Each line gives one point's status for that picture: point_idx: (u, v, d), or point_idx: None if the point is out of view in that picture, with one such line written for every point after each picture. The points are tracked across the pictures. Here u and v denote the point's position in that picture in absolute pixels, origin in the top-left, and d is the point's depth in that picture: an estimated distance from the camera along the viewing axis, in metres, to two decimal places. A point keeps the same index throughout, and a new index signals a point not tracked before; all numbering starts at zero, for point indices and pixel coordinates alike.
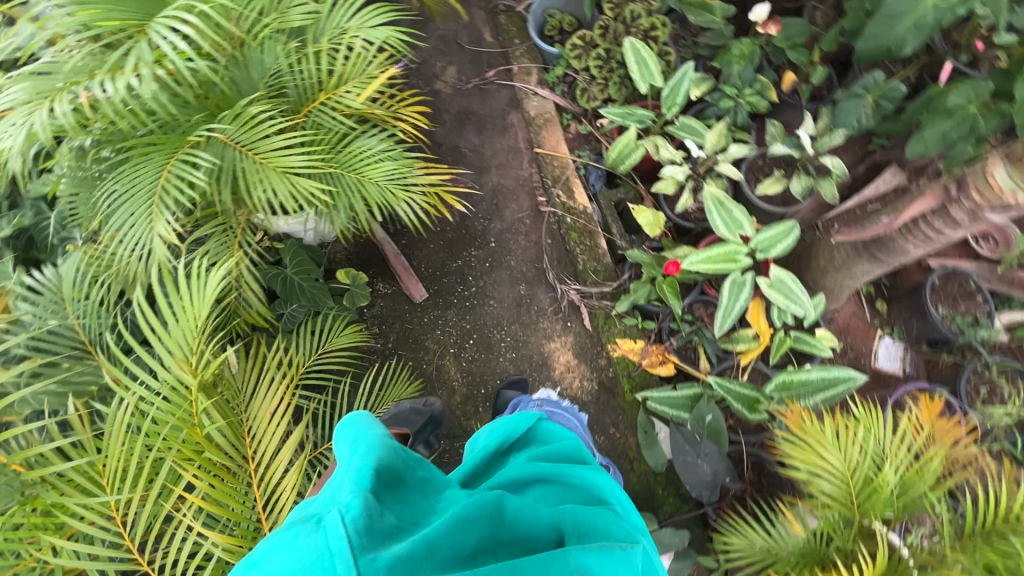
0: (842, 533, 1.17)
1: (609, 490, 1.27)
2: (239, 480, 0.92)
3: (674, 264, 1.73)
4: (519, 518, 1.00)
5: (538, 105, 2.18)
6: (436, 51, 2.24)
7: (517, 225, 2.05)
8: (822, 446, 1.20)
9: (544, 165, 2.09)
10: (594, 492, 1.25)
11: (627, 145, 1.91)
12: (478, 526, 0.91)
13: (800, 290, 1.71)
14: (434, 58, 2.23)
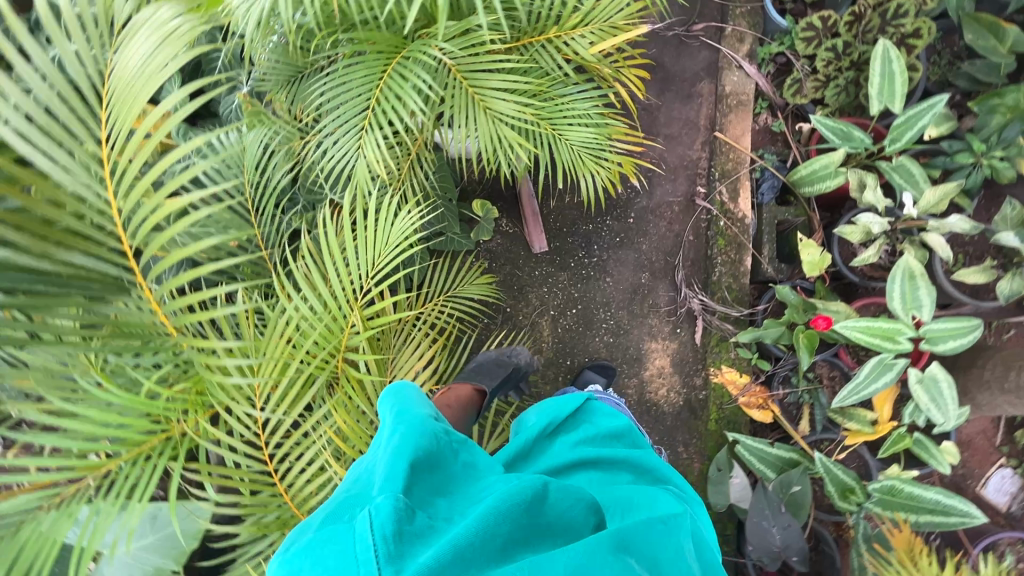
0: None
1: (665, 470, 1.07)
2: (368, 420, 1.02)
3: (823, 320, 1.56)
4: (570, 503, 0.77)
5: (738, 77, 1.90)
6: None
7: (663, 209, 1.88)
8: None
9: (718, 153, 1.87)
10: (646, 472, 1.04)
11: (824, 168, 1.66)
12: (518, 516, 0.67)
13: (950, 397, 1.52)
14: None
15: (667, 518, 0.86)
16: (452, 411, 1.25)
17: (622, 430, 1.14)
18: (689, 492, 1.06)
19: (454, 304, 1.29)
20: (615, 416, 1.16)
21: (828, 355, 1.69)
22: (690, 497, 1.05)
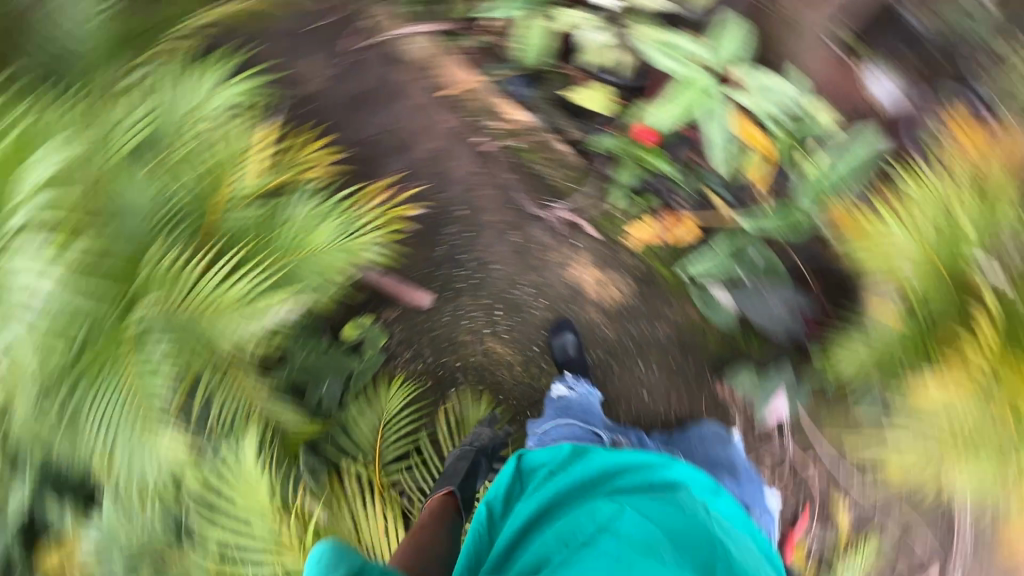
0: (959, 308, 1.37)
1: (598, 457, 1.40)
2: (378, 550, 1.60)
3: (646, 131, 1.67)
4: None
5: (408, 37, 1.87)
6: None
7: (473, 180, 1.87)
8: (888, 238, 1.39)
9: (460, 104, 1.84)
10: (587, 478, 1.36)
11: (534, 36, 1.70)
12: None
13: (781, 81, 1.55)
14: None
15: (627, 526, 1.19)
16: (436, 522, 1.45)
17: (565, 452, 1.43)
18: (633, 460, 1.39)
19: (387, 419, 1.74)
20: (551, 454, 1.43)
21: (683, 143, 1.69)
22: (634, 473, 1.37)
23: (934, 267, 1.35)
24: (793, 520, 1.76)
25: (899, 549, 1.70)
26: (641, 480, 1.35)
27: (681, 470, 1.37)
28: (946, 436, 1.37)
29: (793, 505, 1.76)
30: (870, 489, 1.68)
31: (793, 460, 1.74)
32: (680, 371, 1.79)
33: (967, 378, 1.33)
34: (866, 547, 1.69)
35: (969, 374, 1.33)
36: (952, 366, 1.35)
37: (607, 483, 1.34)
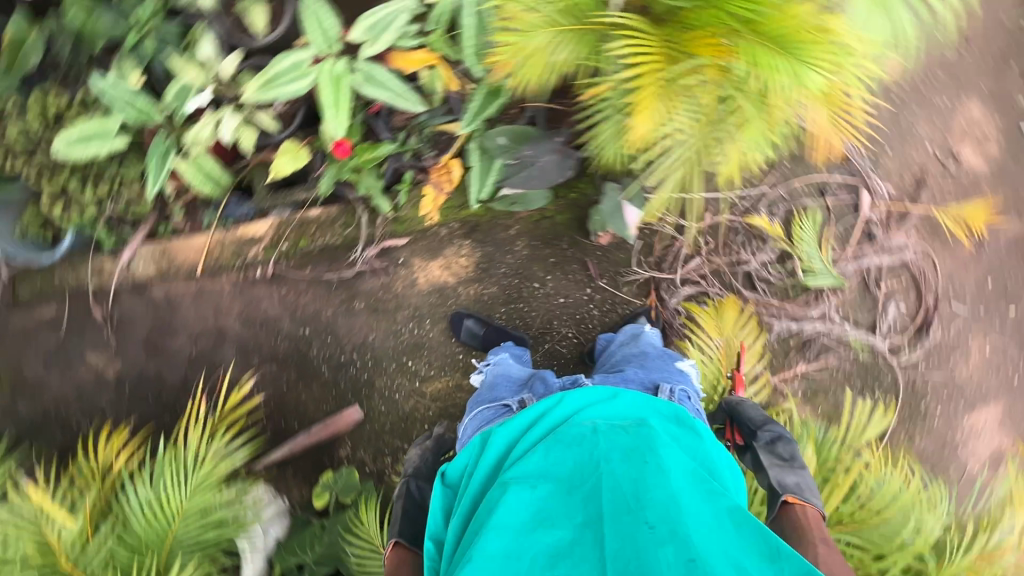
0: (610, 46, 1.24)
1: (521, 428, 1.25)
2: None
3: (340, 145, 1.59)
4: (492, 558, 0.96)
5: (136, 263, 1.87)
6: (45, 386, 1.88)
7: (290, 300, 1.86)
8: (522, 43, 1.24)
9: (220, 263, 1.86)
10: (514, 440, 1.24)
11: (197, 171, 1.66)
12: None
13: (382, 7, 1.54)
14: (57, 389, 1.87)
15: (541, 462, 1.12)
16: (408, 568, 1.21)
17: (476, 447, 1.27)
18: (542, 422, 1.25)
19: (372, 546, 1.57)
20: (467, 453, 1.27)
21: (382, 118, 1.69)
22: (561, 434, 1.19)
23: (576, 37, 1.25)
24: (747, 261, 1.77)
25: (820, 198, 1.77)
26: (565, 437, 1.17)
27: (596, 401, 1.28)
28: (704, 124, 1.22)
29: (735, 253, 1.78)
30: (754, 184, 1.77)
31: (698, 228, 1.78)
32: (564, 259, 1.82)
33: (666, 96, 1.18)
34: (805, 222, 1.73)
35: (677, 89, 1.19)
36: (660, 93, 1.18)
37: (543, 423, 1.24)
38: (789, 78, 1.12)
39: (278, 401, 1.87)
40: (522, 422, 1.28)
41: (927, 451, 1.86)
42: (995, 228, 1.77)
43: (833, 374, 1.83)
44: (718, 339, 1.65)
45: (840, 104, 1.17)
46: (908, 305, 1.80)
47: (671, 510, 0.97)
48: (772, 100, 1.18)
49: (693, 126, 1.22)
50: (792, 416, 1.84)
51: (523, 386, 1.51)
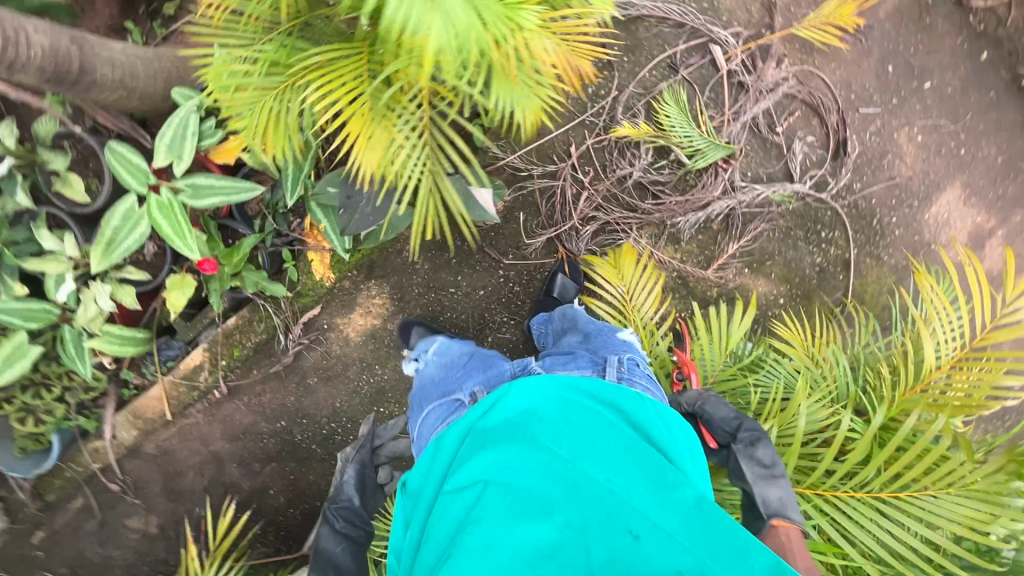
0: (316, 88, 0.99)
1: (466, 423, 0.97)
2: None
3: (205, 263, 1.61)
4: None
5: (120, 433, 2.01)
6: (112, 560, 2.09)
7: (256, 404, 1.96)
8: (252, 122, 1.06)
9: (184, 400, 1.97)
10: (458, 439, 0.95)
11: (113, 342, 1.74)
12: None
13: (169, 124, 1.54)
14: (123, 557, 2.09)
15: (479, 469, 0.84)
16: None
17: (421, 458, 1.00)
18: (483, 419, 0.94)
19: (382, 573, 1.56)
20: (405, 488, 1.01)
21: (235, 214, 1.71)
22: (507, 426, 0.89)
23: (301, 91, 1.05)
24: (632, 171, 1.68)
25: (674, 74, 1.63)
26: (514, 429, 0.87)
27: (537, 383, 0.96)
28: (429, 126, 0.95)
29: (617, 170, 1.68)
30: (602, 95, 1.66)
31: (572, 163, 1.69)
32: (464, 254, 1.80)
33: (375, 121, 0.92)
34: (667, 105, 1.60)
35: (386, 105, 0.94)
36: (365, 121, 0.91)
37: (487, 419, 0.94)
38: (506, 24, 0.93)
39: (292, 491, 1.99)
40: (463, 423, 0.97)
41: (902, 264, 1.73)
42: (871, 9, 1.58)
43: (771, 238, 1.72)
44: (620, 288, 1.44)
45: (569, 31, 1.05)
46: (815, 133, 1.65)
47: (655, 522, 0.73)
48: (512, 56, 0.99)
49: (426, 123, 0.95)
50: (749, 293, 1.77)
51: (474, 371, 1.26)
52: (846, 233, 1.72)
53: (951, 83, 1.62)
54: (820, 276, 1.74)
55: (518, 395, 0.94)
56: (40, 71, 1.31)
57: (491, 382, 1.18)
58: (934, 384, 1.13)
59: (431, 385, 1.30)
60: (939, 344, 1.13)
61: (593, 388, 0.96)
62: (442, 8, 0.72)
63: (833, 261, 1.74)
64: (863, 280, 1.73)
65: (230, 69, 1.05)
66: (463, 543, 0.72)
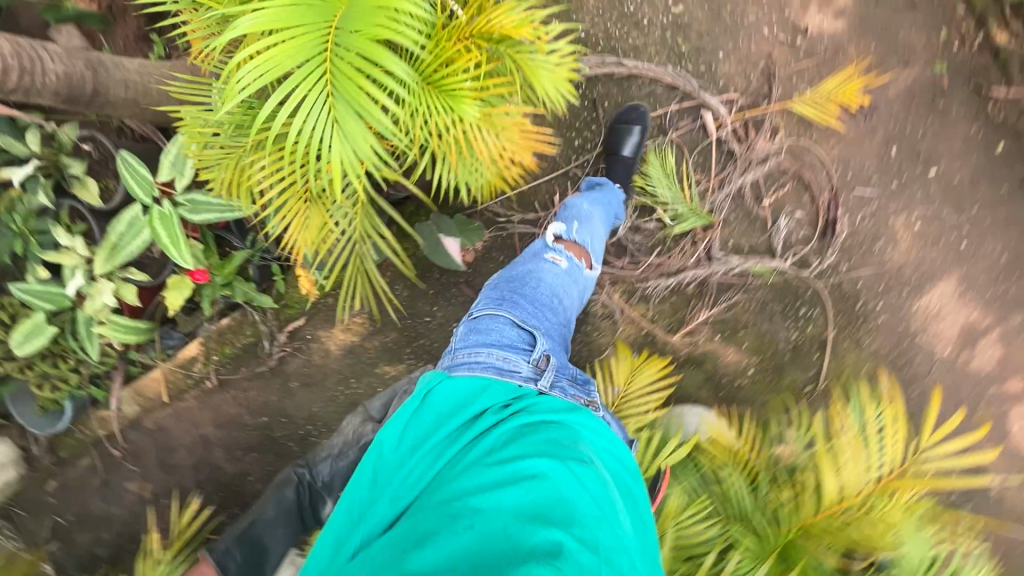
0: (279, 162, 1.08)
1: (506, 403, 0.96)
2: None
3: (196, 273, 1.74)
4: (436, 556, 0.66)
5: (124, 405, 2.20)
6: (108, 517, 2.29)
7: (242, 398, 2.11)
8: (220, 176, 1.13)
9: (181, 385, 2.14)
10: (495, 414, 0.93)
11: (119, 330, 1.89)
12: None
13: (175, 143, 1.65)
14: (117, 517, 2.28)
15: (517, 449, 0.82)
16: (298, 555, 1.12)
17: (445, 408, 0.98)
18: (514, 421, 0.90)
19: None
20: (399, 452, 0.94)
21: (232, 226, 1.84)
22: (540, 437, 0.85)
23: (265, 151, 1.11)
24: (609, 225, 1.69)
25: (662, 136, 1.61)
26: (550, 440, 0.84)
27: (567, 409, 0.94)
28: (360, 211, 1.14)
29: None
30: (588, 149, 1.64)
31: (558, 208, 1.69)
32: (442, 286, 1.86)
33: (312, 205, 1.10)
34: (655, 163, 1.57)
35: (324, 190, 1.11)
36: (304, 204, 1.10)
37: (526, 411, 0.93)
38: (449, 121, 1.00)
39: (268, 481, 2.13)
40: (491, 417, 0.92)
41: (884, 352, 1.64)
42: (878, 87, 1.50)
43: (745, 309, 1.66)
44: (616, 389, 1.36)
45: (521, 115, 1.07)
46: (803, 208, 1.59)
47: None
48: (455, 144, 1.04)
49: (354, 211, 1.14)
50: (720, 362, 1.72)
51: (556, 340, 1.21)
52: (827, 313, 1.64)
53: (959, 172, 1.52)
54: (795, 353, 1.66)
55: (552, 416, 0.92)
56: (58, 90, 1.43)
57: (560, 365, 1.11)
58: (835, 516, 1.05)
59: (527, 297, 1.24)
60: (849, 477, 1.05)
61: (613, 437, 0.94)
62: (341, 133, 0.88)
63: (811, 339, 1.65)
64: (841, 364, 1.64)
65: (201, 123, 1.12)
66: (478, 517, 0.69)
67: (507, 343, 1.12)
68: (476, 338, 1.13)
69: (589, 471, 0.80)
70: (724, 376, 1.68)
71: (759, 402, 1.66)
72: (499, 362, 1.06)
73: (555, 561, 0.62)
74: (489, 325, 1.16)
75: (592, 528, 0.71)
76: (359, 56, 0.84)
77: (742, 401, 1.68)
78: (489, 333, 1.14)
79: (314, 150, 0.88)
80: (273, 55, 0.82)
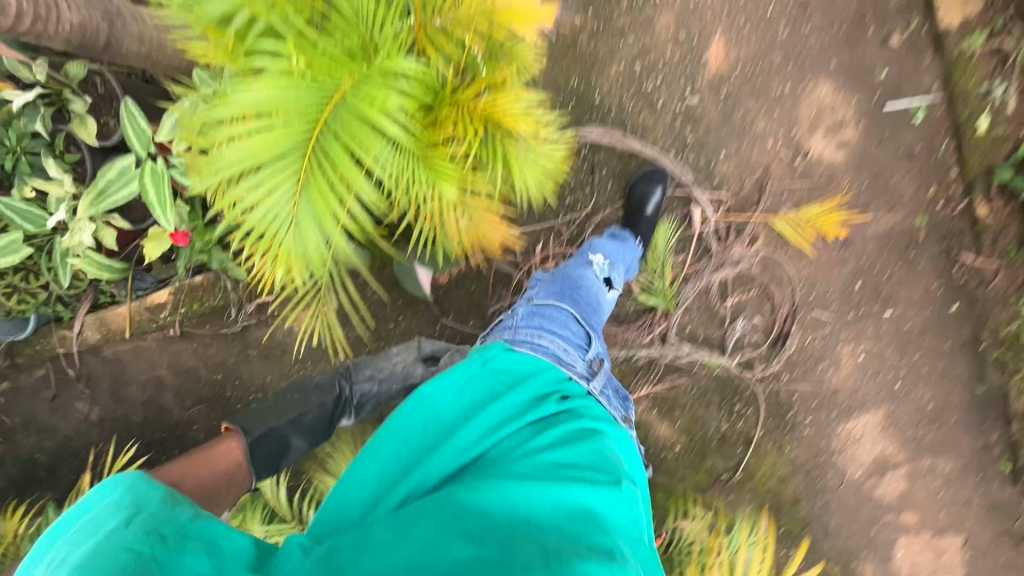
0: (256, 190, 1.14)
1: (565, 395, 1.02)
2: None
3: (177, 235, 1.77)
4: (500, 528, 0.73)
5: (87, 330, 2.25)
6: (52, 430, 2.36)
7: (202, 352, 2.17)
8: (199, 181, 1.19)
9: (145, 325, 2.19)
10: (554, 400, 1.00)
11: (93, 266, 1.91)
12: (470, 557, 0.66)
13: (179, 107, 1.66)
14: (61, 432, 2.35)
15: (573, 453, 0.90)
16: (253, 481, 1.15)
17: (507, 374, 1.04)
18: (572, 418, 0.96)
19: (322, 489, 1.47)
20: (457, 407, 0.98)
21: None
22: (590, 443, 0.92)
23: None
24: None
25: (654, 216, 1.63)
26: (599, 451, 0.91)
27: (612, 421, 1.02)
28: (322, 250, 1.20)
29: None
30: (577, 208, 1.67)
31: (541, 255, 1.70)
32: (412, 299, 1.83)
33: None
34: (664, 231, 1.61)
35: None
36: None
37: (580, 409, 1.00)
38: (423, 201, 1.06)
39: (212, 433, 2.21)
40: (550, 407, 0.97)
41: (801, 460, 1.72)
42: (860, 223, 1.54)
43: (686, 392, 1.74)
44: None
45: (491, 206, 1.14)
46: (762, 316, 1.66)
47: None
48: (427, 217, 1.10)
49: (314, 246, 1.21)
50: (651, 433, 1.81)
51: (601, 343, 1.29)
52: (760, 415, 1.71)
53: (911, 320, 1.58)
54: (721, 441, 1.74)
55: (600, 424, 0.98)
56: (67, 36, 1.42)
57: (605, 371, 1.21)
58: None
59: (579, 304, 1.31)
60: None
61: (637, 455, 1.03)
62: (298, 227, 0.94)
63: (739, 433, 1.73)
64: (760, 462, 1.73)
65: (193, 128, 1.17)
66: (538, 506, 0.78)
67: (567, 338, 1.20)
68: (538, 323, 1.21)
69: (627, 487, 0.88)
70: (652, 448, 1.78)
71: (676, 480, 1.76)
72: (558, 351, 1.14)
73: (610, 560, 0.69)
74: (547, 315, 1.24)
75: (628, 539, 0.80)
76: (334, 160, 0.92)
77: (663, 473, 1.79)
78: (552, 321, 1.23)
79: (270, 234, 0.93)
80: (252, 144, 0.89)
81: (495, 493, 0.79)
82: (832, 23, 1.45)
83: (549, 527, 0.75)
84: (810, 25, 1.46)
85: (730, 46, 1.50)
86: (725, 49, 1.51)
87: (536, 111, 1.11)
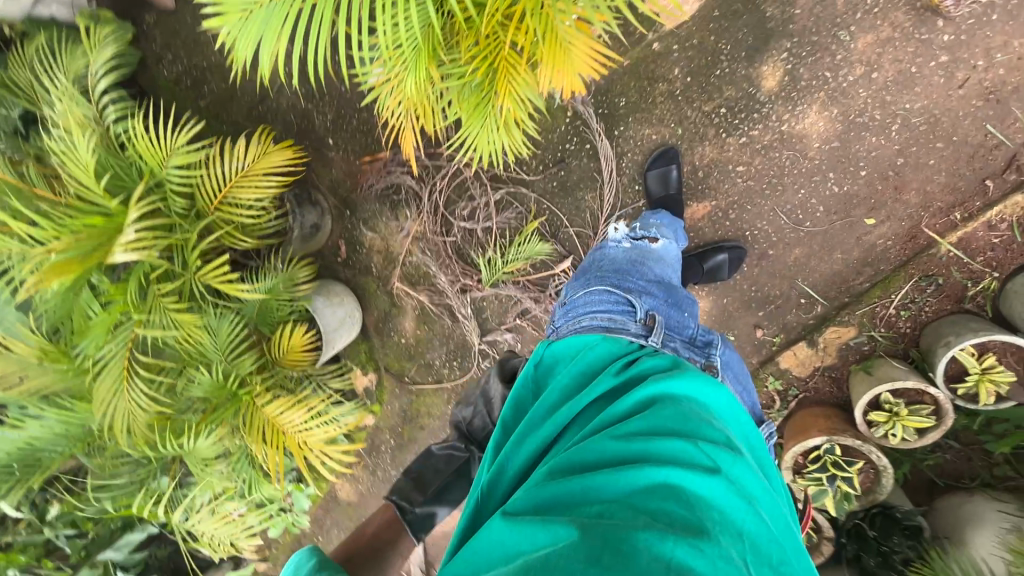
0: None
1: (624, 361, 0.84)
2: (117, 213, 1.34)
3: None
4: (534, 531, 0.57)
5: None
6: None
7: None
8: None
9: None
10: (614, 376, 0.82)
11: None
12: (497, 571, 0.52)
13: None
14: None
15: (648, 419, 0.70)
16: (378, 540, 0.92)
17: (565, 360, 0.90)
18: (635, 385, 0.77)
19: (116, 157, 1.37)
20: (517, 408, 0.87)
21: None
22: (660, 411, 0.71)
23: None
24: (469, 208, 1.88)
25: (552, 238, 1.82)
26: (675, 412, 0.71)
27: (687, 371, 0.79)
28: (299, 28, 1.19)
29: (465, 198, 1.88)
30: (522, 170, 1.79)
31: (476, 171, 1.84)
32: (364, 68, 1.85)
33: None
34: (539, 245, 1.78)
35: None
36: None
37: (637, 367, 0.82)
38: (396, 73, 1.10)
39: None
40: (609, 379, 0.81)
41: (447, 418, 2.14)
42: None
43: (441, 322, 2.05)
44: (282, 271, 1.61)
45: (429, 122, 1.20)
46: (520, 348, 1.98)
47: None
48: (391, 78, 1.12)
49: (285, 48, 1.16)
50: (397, 320, 2.12)
51: (658, 292, 1.07)
52: (458, 377, 2.08)
53: None
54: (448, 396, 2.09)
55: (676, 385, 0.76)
56: None
57: (670, 323, 1.00)
58: (269, 421, 1.48)
59: (609, 270, 1.12)
60: (291, 422, 1.48)
61: (736, 408, 0.79)
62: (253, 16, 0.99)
63: (447, 360, 2.08)
64: (424, 391, 2.15)
65: None
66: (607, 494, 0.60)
67: (607, 306, 1.00)
68: (574, 315, 1.03)
69: (722, 452, 0.65)
70: (392, 326, 2.13)
71: (379, 351, 2.17)
72: (605, 323, 0.96)
73: (698, 543, 0.52)
74: (586, 300, 1.04)
75: (745, 524, 0.58)
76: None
77: (379, 341, 2.17)
78: (595, 305, 1.01)
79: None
80: None
81: (560, 488, 0.63)
82: (756, 283, 1.63)
83: (624, 510, 0.56)
84: (748, 267, 1.63)
85: (707, 216, 1.62)
86: (702, 214, 1.63)
87: (517, 116, 1.18)
